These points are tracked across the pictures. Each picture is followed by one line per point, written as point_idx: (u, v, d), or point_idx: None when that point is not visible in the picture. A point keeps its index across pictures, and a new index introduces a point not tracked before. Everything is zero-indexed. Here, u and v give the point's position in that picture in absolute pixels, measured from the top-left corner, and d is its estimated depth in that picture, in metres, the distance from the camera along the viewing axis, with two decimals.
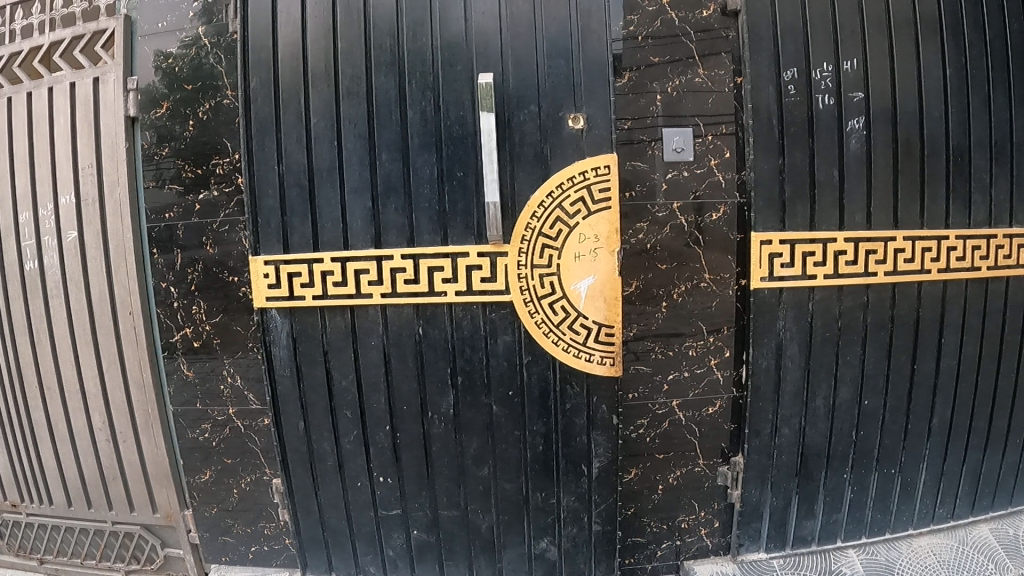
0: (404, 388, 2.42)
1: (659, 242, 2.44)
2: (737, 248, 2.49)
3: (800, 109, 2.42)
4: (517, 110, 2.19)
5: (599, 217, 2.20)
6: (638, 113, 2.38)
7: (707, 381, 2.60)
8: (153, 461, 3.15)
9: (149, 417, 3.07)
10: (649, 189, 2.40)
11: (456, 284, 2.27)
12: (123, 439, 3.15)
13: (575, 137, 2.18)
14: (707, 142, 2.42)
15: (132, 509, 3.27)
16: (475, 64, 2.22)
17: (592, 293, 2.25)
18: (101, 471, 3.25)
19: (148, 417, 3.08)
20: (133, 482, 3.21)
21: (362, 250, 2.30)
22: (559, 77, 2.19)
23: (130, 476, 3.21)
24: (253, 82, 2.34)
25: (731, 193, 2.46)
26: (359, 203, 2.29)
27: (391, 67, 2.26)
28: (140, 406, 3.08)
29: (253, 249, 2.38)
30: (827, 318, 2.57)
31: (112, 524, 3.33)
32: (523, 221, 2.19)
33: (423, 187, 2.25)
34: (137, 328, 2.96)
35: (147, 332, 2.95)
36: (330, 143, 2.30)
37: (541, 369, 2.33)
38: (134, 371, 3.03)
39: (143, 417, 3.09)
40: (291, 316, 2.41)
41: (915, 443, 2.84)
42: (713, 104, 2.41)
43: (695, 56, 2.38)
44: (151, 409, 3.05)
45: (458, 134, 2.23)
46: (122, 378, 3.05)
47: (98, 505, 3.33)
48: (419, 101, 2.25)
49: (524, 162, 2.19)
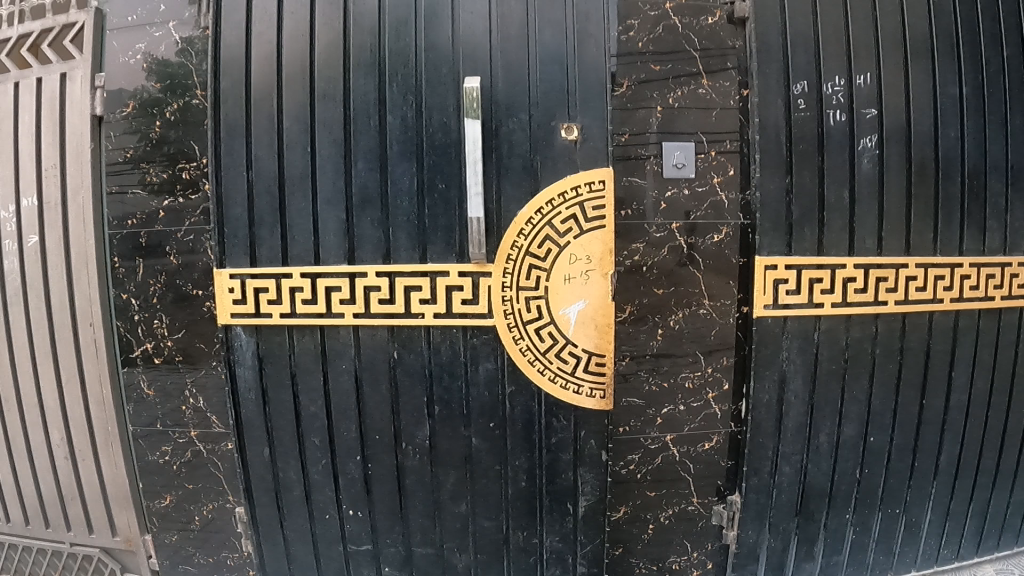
0: (377, 416, 2.22)
1: (658, 263, 2.21)
2: (739, 274, 2.27)
3: (810, 126, 2.25)
4: (505, 119, 2.02)
5: (592, 237, 2.02)
6: (636, 125, 2.16)
7: (704, 416, 2.37)
8: (113, 482, 2.95)
9: (109, 435, 2.87)
10: (647, 207, 2.18)
11: (434, 305, 2.08)
12: (82, 458, 2.94)
13: (567, 150, 2.01)
14: (710, 159, 2.21)
15: (91, 531, 3.06)
16: (461, 68, 2.05)
17: (581, 320, 2.07)
18: (59, 489, 3.03)
19: (108, 436, 2.88)
20: (92, 503, 3.00)
21: (334, 266, 2.11)
22: (552, 85, 2.03)
23: (90, 497, 3.00)
24: (222, 82, 2.17)
25: (734, 214, 2.25)
26: (332, 215, 2.11)
27: (371, 68, 2.08)
28: (100, 424, 2.87)
29: (218, 261, 2.21)
30: (833, 350, 2.40)
31: (70, 546, 3.11)
32: (508, 240, 2.01)
33: (401, 200, 2.07)
34: (97, 342, 2.77)
35: (108, 347, 2.76)
36: (302, 149, 2.12)
37: (525, 401, 2.15)
38: (94, 387, 2.83)
39: (103, 436, 2.89)
40: (257, 335, 2.23)
41: (921, 483, 2.67)
42: (717, 118, 2.21)
43: (699, 66, 2.19)
44: (112, 428, 2.85)
45: (441, 142, 2.05)
46: (82, 393, 2.86)
47: (56, 525, 3.11)
48: (400, 105, 2.07)
49: (511, 175, 2.01)
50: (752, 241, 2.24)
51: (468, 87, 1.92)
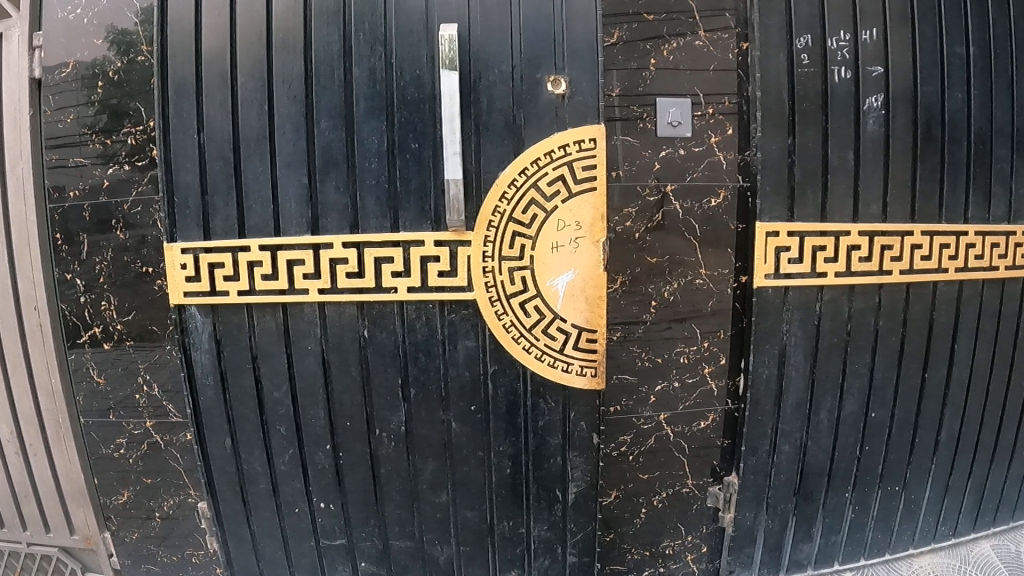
0: (347, 401, 2.03)
1: (653, 229, 2.04)
2: (736, 241, 2.10)
3: (814, 82, 2.07)
4: (484, 71, 1.79)
5: (581, 200, 1.79)
6: (628, 79, 1.99)
7: (700, 393, 2.21)
8: (68, 477, 2.74)
9: (61, 428, 2.67)
10: (640, 170, 2.01)
11: (408, 278, 1.86)
12: (34, 453, 2.72)
13: (552, 105, 1.78)
14: (707, 117, 2.04)
15: (48, 529, 2.84)
16: (434, 14, 1.82)
17: (571, 292, 1.84)
18: (11, 487, 2.79)
19: (60, 429, 2.67)
20: (47, 500, 2.79)
21: (296, 237, 1.90)
22: (537, 33, 1.79)
23: (44, 494, 2.78)
24: (169, 35, 1.93)
25: (731, 176, 2.07)
26: (293, 180, 1.89)
27: (334, 17, 1.85)
28: (50, 416, 2.66)
29: (169, 234, 2.00)
30: (836, 323, 2.22)
31: (27, 546, 2.88)
32: (489, 204, 1.79)
33: (369, 161, 1.85)
34: (43, 327, 2.55)
35: (55, 333, 2.55)
36: (259, 108, 1.90)
37: (509, 381, 1.93)
38: (43, 377, 2.62)
39: (55, 429, 2.68)
40: (214, 315, 2.04)
41: (921, 459, 2.53)
42: (715, 71, 2.04)
43: (695, 15, 2.01)
44: (64, 420, 2.65)
45: (412, 97, 1.82)
46: (30, 384, 2.64)
47: (9, 525, 2.87)
48: (367, 57, 1.84)
49: (490, 133, 1.79)
50: (750, 206, 2.07)
51: (444, 34, 1.69)
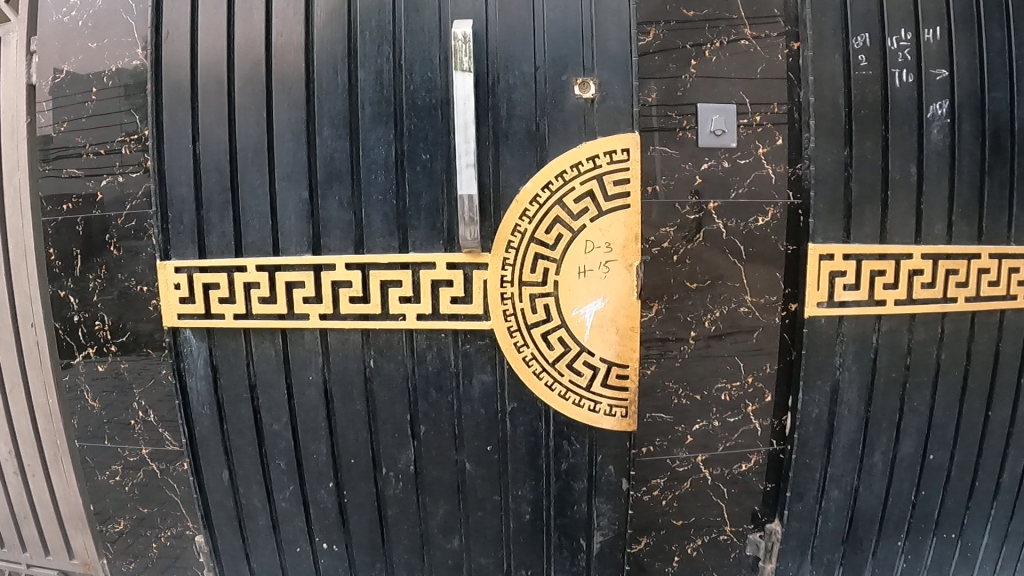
0: (351, 437, 1.83)
1: (693, 251, 1.83)
2: (785, 264, 1.87)
3: (873, 87, 1.83)
4: (503, 73, 1.55)
5: (612, 219, 1.53)
6: (666, 83, 1.79)
7: (742, 433, 1.98)
8: (66, 501, 2.57)
9: (58, 449, 2.50)
10: (678, 185, 1.80)
11: (417, 305, 1.62)
12: (32, 474, 2.56)
13: (580, 111, 1.53)
14: (754, 125, 1.82)
15: (47, 553, 2.68)
16: (448, 8, 1.58)
17: (599, 322, 1.58)
18: (10, 507, 2.65)
19: (57, 449, 2.51)
20: (46, 523, 2.63)
21: (295, 257, 1.71)
22: (563, 27, 1.54)
23: (44, 517, 2.62)
24: (166, 40, 1.80)
25: (780, 192, 1.85)
26: (292, 193, 1.69)
27: (335, 12, 1.64)
28: (48, 436, 2.50)
29: (162, 251, 1.85)
30: (894, 355, 1.95)
31: (27, 569, 2.71)
32: (508, 223, 1.54)
33: (376, 173, 1.61)
34: (40, 345, 2.39)
35: (52, 352, 2.39)
36: (256, 115, 1.72)
37: (529, 420, 1.70)
38: (39, 396, 2.46)
39: (52, 450, 2.51)
40: (210, 339, 1.88)
41: (980, 503, 2.16)
42: (762, 74, 1.82)
43: (740, 12, 1.80)
44: (61, 441, 2.49)
45: (423, 102, 1.59)
46: (27, 403, 2.49)
47: (11, 545, 2.72)
48: (373, 58, 1.61)
49: (511, 142, 1.55)
50: (805, 224, 1.83)
51: (455, 32, 1.47)
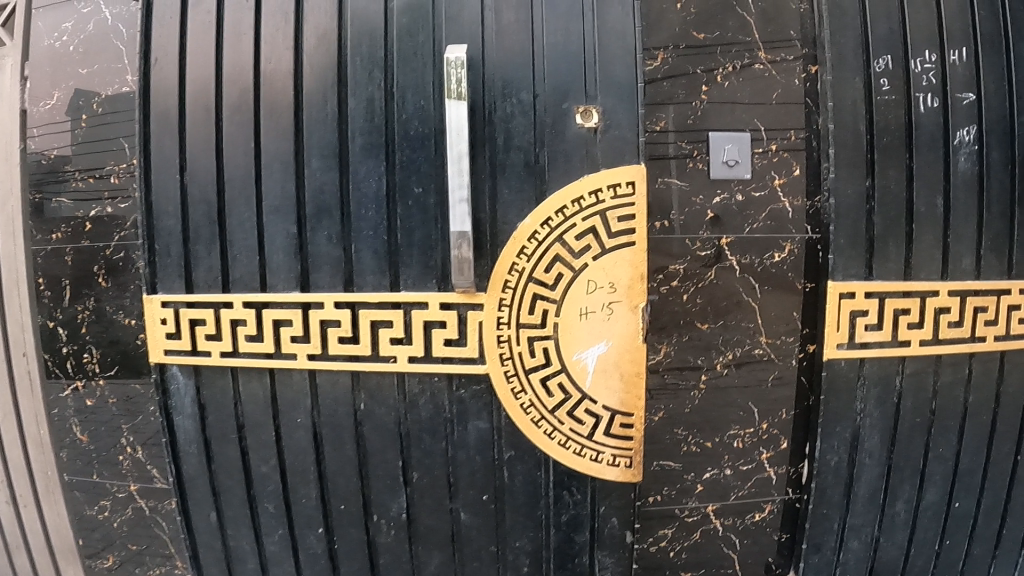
0: (340, 482, 1.71)
1: (704, 289, 1.70)
2: (803, 303, 1.76)
3: (897, 112, 1.70)
4: (500, 101, 1.43)
5: (616, 258, 1.41)
6: (675, 109, 1.66)
7: (756, 482, 1.85)
8: (57, 533, 2.42)
9: (48, 478, 2.39)
10: (690, 219, 1.67)
11: (409, 346, 1.52)
12: (24, 504, 2.45)
13: (582, 141, 1.41)
14: (769, 155, 1.69)
15: None
16: (443, 32, 1.48)
17: (602, 367, 1.47)
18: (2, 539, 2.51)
19: (47, 481, 2.39)
20: (38, 556, 2.49)
21: (283, 293, 1.62)
22: (564, 52, 1.42)
23: (36, 549, 2.48)
24: (154, 65, 1.73)
25: (798, 226, 1.73)
26: (280, 227, 1.60)
27: (325, 37, 1.55)
28: (40, 466, 2.39)
29: (149, 285, 1.76)
30: (919, 399, 1.81)
31: None
32: (505, 261, 1.42)
33: (366, 206, 1.51)
34: (32, 375, 2.31)
35: (42, 383, 2.30)
36: (244, 145, 1.63)
37: (527, 469, 1.59)
38: (30, 426, 2.37)
39: (43, 480, 2.40)
40: (197, 377, 1.79)
41: (1007, 552, 2.01)
42: (777, 101, 1.70)
43: (755, 36, 1.68)
44: (52, 472, 2.37)
45: (416, 132, 1.49)
46: (19, 432, 2.39)
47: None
48: (364, 86, 1.51)
49: (509, 174, 1.42)
50: (824, 262, 1.70)
51: (449, 57, 1.36)
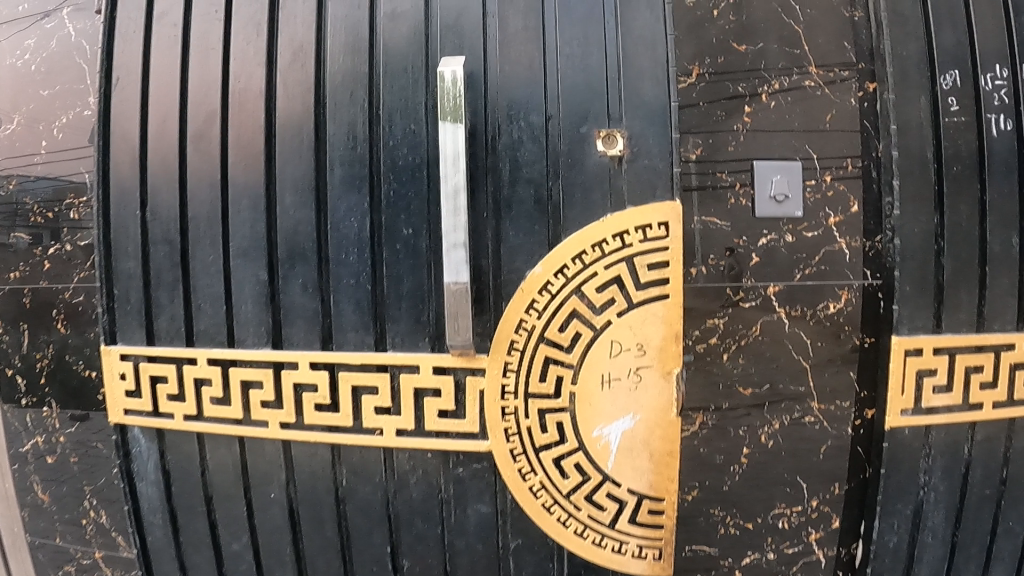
0: (320, 565, 1.45)
1: (748, 348, 1.44)
2: (859, 361, 1.48)
3: (967, 138, 1.42)
4: (505, 124, 1.18)
5: (646, 316, 1.15)
6: (713, 135, 1.40)
7: (803, 568, 1.56)
8: None
9: (15, 536, 2.13)
10: (730, 266, 1.41)
11: (397, 417, 1.27)
12: None
13: (604, 173, 1.15)
14: (822, 188, 1.43)
15: None
16: (436, 42, 1.23)
17: (627, 445, 1.22)
18: None
19: (14, 537, 2.14)
20: None
21: (252, 351, 1.38)
22: (581, 66, 1.18)
23: None
24: (116, 86, 1.50)
25: (855, 271, 1.46)
26: (248, 273, 1.36)
27: (301, 51, 1.29)
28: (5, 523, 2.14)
29: (107, 335, 1.54)
30: (991, 468, 1.51)
31: None
32: (511, 318, 1.17)
33: (346, 251, 1.25)
34: None
35: (7, 431, 2.06)
36: (210, 177, 1.41)
37: (537, 561, 1.32)
38: None
39: (9, 537, 2.15)
40: (162, 442, 1.54)
41: None
42: (832, 125, 1.44)
43: (806, 48, 1.43)
44: (19, 528, 2.11)
45: (405, 162, 1.22)
46: None
47: None
48: (345, 107, 1.25)
49: (517, 213, 1.16)
50: (889, 314, 1.43)
51: (444, 72, 1.12)
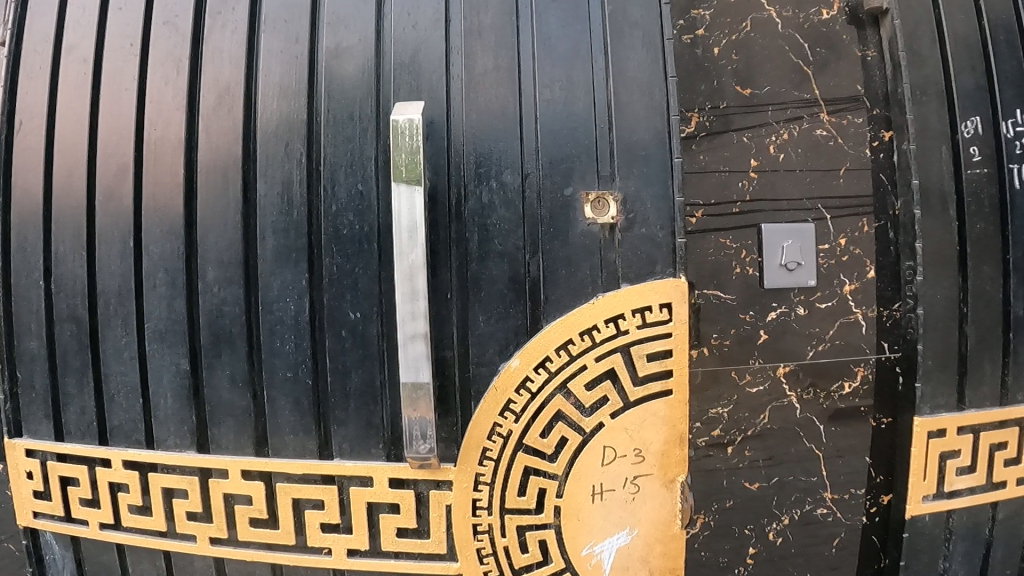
0: None
1: (755, 439, 1.25)
2: (874, 443, 1.30)
3: (989, 190, 1.25)
4: (472, 184, 0.97)
5: (645, 416, 0.96)
6: (715, 194, 1.21)
7: None
8: None
9: None
10: (736, 346, 1.23)
11: (348, 536, 1.05)
12: None
13: (593, 246, 0.96)
14: (836, 253, 1.25)
15: None
16: (390, 83, 1.01)
17: (622, 565, 1.01)
18: None
19: None
20: None
21: (175, 455, 1.15)
22: (564, 113, 0.98)
23: None
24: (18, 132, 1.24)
25: (870, 343, 1.28)
26: (167, 360, 1.14)
27: (227, 95, 1.06)
28: None
29: (11, 425, 1.28)
30: (1013, 550, 1.32)
31: None
32: (482, 422, 0.96)
33: (281, 340, 1.04)
34: None
35: None
36: (122, 243, 1.17)
37: None
38: None
39: None
40: (77, 551, 1.30)
41: None
42: (846, 181, 1.26)
43: (819, 97, 1.25)
44: None
45: (351, 232, 1.00)
46: None
47: None
48: (279, 163, 1.03)
49: (488, 295, 0.96)
50: (912, 393, 1.23)
51: (396, 118, 0.89)
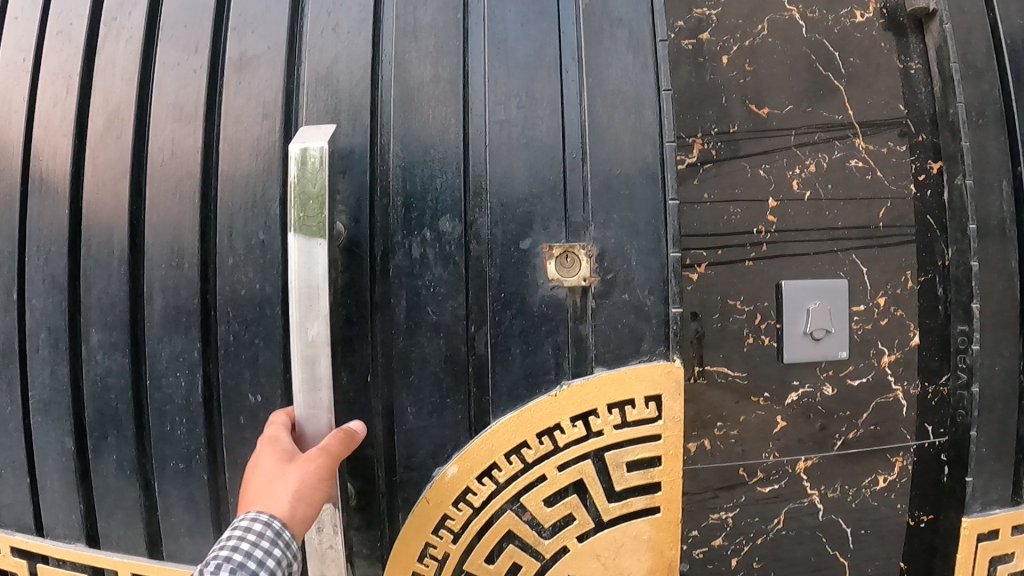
0: None
1: (767, 546, 1.01)
2: (908, 545, 1.05)
3: None
4: (399, 234, 0.76)
5: (623, 539, 0.74)
6: (721, 241, 0.97)
7: None
8: None
9: None
10: (745, 434, 0.98)
11: None
12: None
13: (554, 315, 0.75)
14: (872, 315, 1.00)
15: None
16: (302, 100, 0.81)
17: None
18: None
19: None
20: None
21: (71, 550, 0.93)
22: (521, 139, 0.77)
23: None
24: None
25: (912, 427, 1.02)
26: (46, 440, 0.92)
27: (117, 117, 0.86)
28: None
29: None
30: None
31: None
32: (411, 543, 0.75)
33: (172, 422, 0.84)
34: None
35: None
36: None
37: None
38: None
39: None
40: None
41: None
42: (885, 225, 1.00)
43: (853, 119, 1.00)
44: None
45: (253, 292, 0.80)
46: None
47: None
48: (172, 203, 0.83)
49: (421, 377, 0.75)
50: (961, 487, 0.99)
51: (297, 147, 0.67)
